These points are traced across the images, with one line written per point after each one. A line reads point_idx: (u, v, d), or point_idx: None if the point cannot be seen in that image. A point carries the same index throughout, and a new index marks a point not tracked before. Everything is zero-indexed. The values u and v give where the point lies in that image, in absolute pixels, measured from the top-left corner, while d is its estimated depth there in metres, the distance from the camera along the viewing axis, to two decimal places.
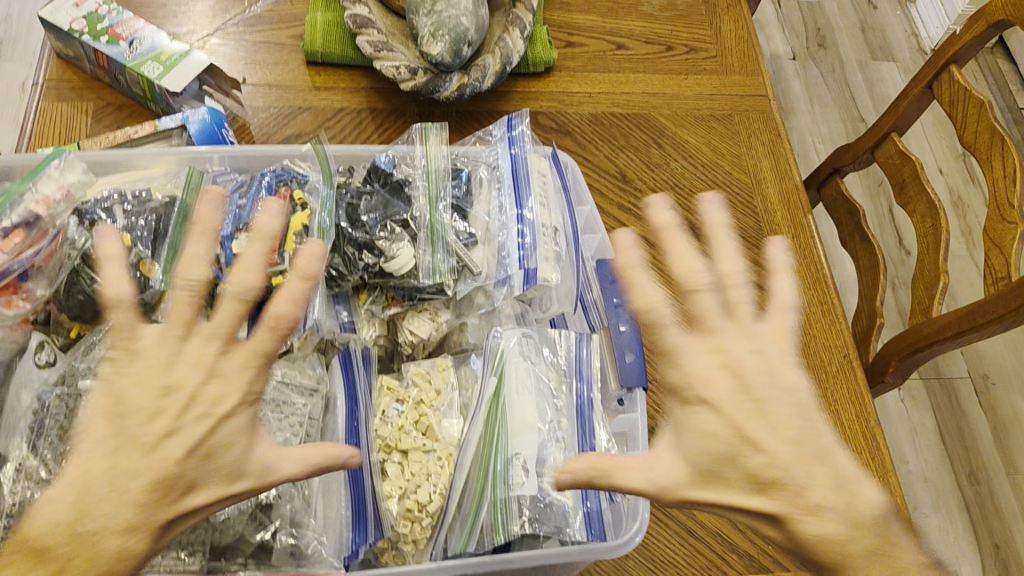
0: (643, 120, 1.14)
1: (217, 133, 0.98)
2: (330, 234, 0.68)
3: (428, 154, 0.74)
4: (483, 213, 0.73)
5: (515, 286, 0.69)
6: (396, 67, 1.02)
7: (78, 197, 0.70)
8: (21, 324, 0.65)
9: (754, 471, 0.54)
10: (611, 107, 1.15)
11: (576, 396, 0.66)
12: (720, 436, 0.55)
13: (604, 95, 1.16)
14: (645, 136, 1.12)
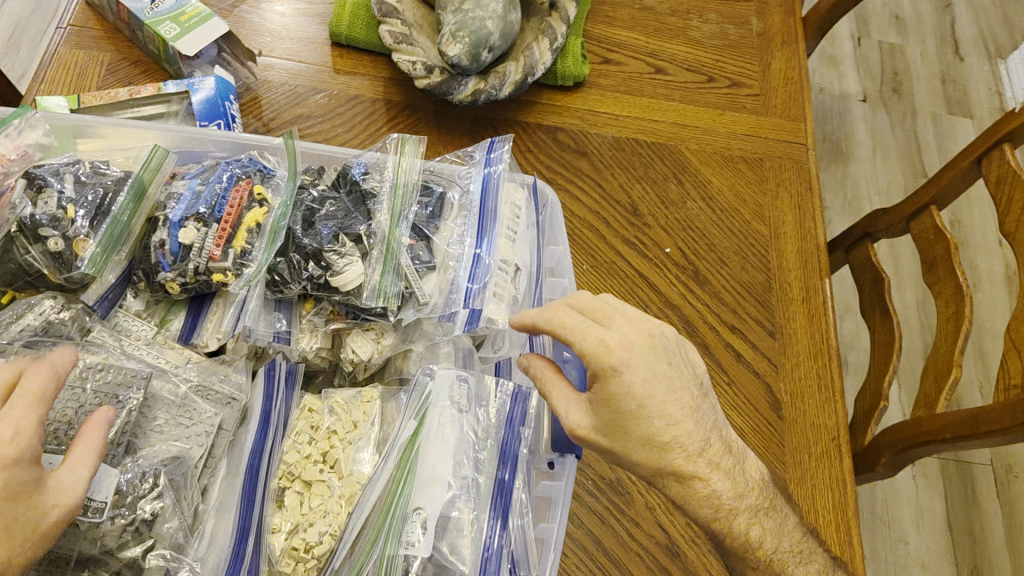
0: (667, 153, 1.09)
1: (219, 106, 0.95)
2: (280, 236, 0.66)
3: (398, 168, 0.70)
4: (447, 238, 0.69)
5: (457, 325, 0.65)
6: (412, 63, 0.98)
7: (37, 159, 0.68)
8: None
9: (654, 433, 0.62)
10: (635, 133, 1.10)
11: (499, 451, 0.64)
12: (629, 400, 0.61)
13: (631, 119, 1.10)
14: (666, 171, 1.07)
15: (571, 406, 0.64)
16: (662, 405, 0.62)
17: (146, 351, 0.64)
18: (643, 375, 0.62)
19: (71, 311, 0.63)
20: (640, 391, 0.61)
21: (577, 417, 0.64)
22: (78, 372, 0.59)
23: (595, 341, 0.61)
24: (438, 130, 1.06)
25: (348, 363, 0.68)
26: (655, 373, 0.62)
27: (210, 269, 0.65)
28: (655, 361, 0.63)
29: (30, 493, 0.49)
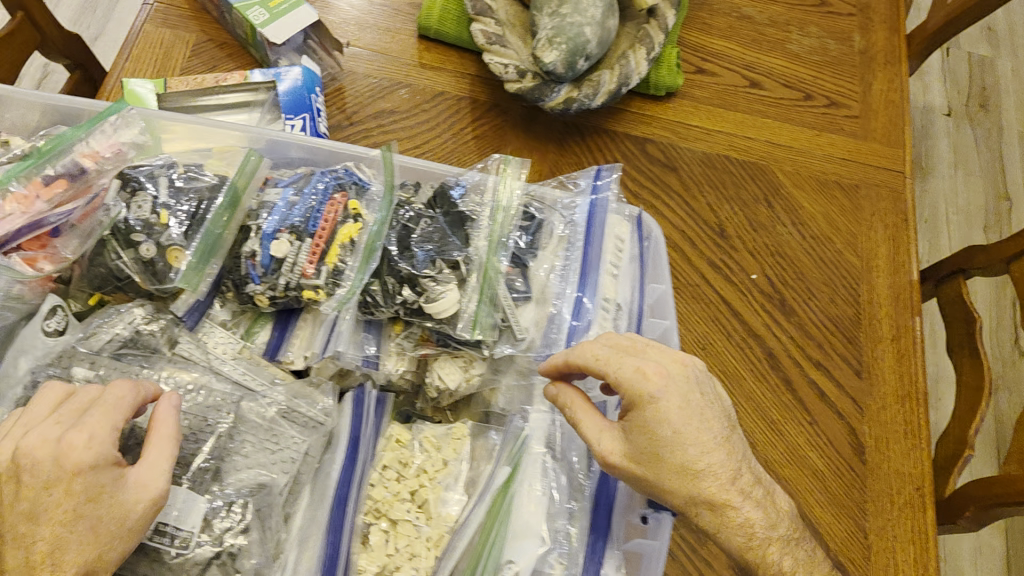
0: (758, 173, 1.05)
1: (305, 98, 0.92)
2: (376, 257, 0.64)
3: (500, 190, 0.67)
4: (545, 268, 0.67)
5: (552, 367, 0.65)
6: (505, 66, 0.94)
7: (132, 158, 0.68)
8: (42, 283, 0.62)
9: (688, 461, 0.60)
10: (727, 149, 1.06)
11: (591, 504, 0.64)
12: (667, 426, 0.60)
13: (723, 135, 1.07)
14: (757, 192, 1.04)
15: (603, 433, 0.62)
16: (696, 440, 0.60)
17: (233, 367, 0.63)
18: (680, 403, 0.60)
19: (159, 323, 0.63)
20: (676, 420, 0.60)
21: (608, 445, 0.62)
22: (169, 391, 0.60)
23: (629, 370, 0.60)
24: (527, 135, 1.03)
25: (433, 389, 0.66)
26: (690, 403, 0.61)
27: (301, 286, 0.63)
28: (689, 392, 0.61)
29: (111, 491, 0.53)
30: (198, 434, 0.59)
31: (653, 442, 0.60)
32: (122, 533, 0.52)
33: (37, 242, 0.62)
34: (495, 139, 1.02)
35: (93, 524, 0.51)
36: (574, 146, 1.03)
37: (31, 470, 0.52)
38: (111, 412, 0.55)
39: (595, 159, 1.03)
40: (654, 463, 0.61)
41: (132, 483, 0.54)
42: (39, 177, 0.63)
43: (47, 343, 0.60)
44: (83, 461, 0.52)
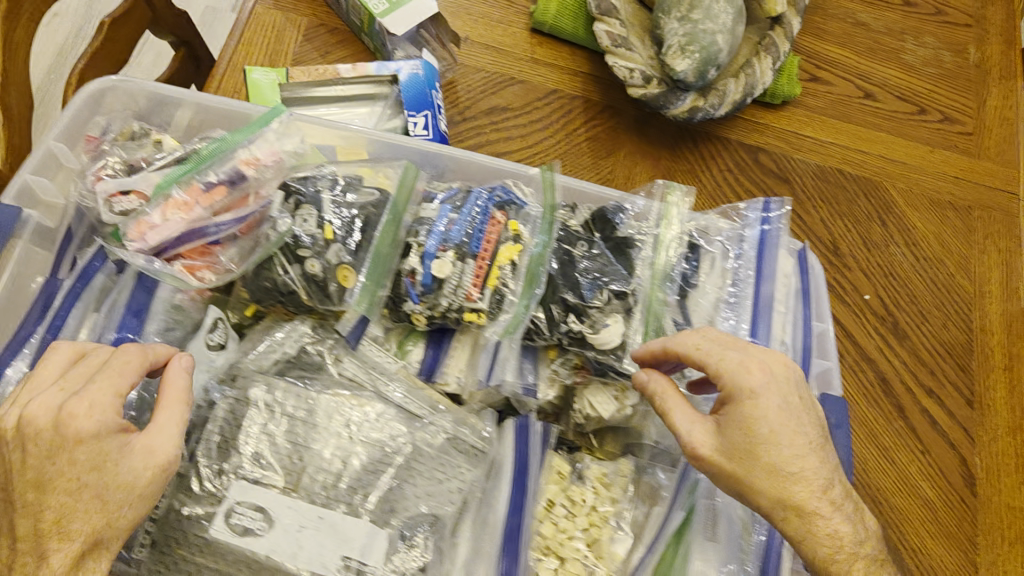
0: (872, 188, 1.02)
1: (426, 93, 0.89)
2: (540, 283, 0.62)
3: (665, 219, 0.65)
4: (709, 300, 0.64)
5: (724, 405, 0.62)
6: (630, 70, 0.92)
7: (292, 165, 0.65)
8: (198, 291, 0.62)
9: (778, 464, 0.53)
10: (841, 163, 1.03)
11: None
12: (765, 423, 0.54)
13: (837, 147, 1.04)
14: (870, 209, 1.01)
15: (693, 425, 0.56)
16: (791, 444, 0.54)
17: (396, 390, 0.60)
18: (779, 404, 0.55)
19: (323, 344, 0.60)
20: (777, 419, 0.54)
21: (697, 440, 0.56)
22: (346, 419, 0.56)
23: (733, 363, 0.56)
24: (641, 138, 1.01)
25: (581, 414, 0.65)
26: (789, 404, 0.55)
27: (463, 308, 0.61)
28: (789, 393, 0.56)
29: (113, 459, 0.48)
30: (376, 465, 0.55)
31: (747, 440, 0.54)
32: (126, 507, 0.48)
33: (196, 250, 0.62)
34: (608, 142, 1.00)
35: (99, 493, 0.47)
36: (687, 153, 1.01)
37: (34, 438, 0.47)
38: (115, 377, 0.50)
39: (708, 167, 1.01)
40: (746, 463, 0.54)
41: (138, 448, 0.48)
42: (198, 183, 0.62)
43: (212, 359, 0.59)
44: (87, 428, 0.47)
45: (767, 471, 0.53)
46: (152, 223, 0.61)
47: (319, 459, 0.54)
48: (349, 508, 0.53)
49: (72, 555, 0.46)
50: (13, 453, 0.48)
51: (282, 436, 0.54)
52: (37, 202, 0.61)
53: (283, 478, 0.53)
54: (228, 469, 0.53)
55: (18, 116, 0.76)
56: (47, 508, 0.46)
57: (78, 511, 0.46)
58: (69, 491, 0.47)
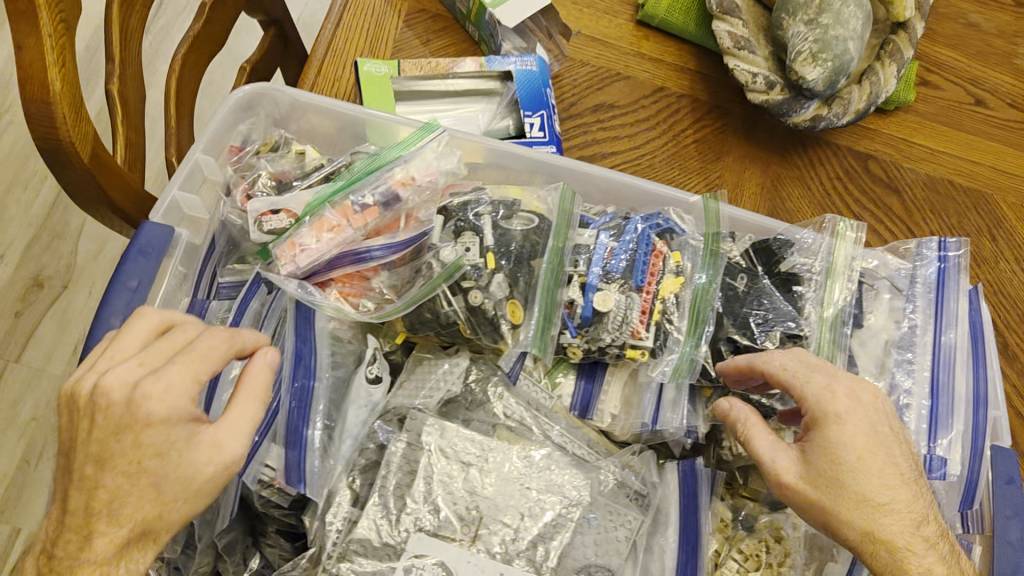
0: (983, 201, 0.98)
1: (541, 92, 0.84)
2: (708, 320, 0.60)
3: (834, 254, 0.62)
4: (879, 343, 0.60)
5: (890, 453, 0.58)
6: (752, 74, 0.89)
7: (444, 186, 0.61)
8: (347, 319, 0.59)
9: (867, 494, 0.48)
10: (951, 173, 0.98)
11: None
12: (851, 450, 0.48)
13: (946, 157, 0.99)
14: (980, 223, 0.96)
15: (778, 451, 0.50)
16: (879, 473, 0.48)
17: (556, 431, 0.57)
18: (867, 432, 0.49)
19: (484, 379, 0.58)
20: (861, 445, 0.48)
21: (783, 467, 0.50)
22: (519, 468, 0.53)
23: (817, 388, 0.51)
24: (748, 140, 0.96)
25: (728, 449, 0.60)
26: (879, 435, 0.49)
27: (627, 345, 0.58)
28: (880, 425, 0.50)
29: (178, 450, 0.41)
30: (559, 519, 0.52)
31: (824, 464, 0.48)
32: (182, 502, 0.41)
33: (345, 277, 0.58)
34: (716, 144, 0.95)
35: (156, 483, 0.40)
36: (796, 157, 0.96)
37: (101, 410, 0.40)
38: (201, 362, 0.43)
39: (817, 172, 0.96)
40: (824, 486, 0.48)
41: (206, 442, 0.42)
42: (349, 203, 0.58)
43: (371, 394, 0.56)
44: (160, 413, 0.40)
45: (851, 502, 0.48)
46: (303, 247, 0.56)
47: (497, 509, 0.52)
48: (530, 564, 0.51)
49: (118, 542, 0.40)
50: (79, 421, 0.41)
51: (459, 485, 0.52)
52: (183, 218, 0.58)
53: (463, 530, 0.51)
54: (407, 520, 0.50)
55: (133, 110, 0.71)
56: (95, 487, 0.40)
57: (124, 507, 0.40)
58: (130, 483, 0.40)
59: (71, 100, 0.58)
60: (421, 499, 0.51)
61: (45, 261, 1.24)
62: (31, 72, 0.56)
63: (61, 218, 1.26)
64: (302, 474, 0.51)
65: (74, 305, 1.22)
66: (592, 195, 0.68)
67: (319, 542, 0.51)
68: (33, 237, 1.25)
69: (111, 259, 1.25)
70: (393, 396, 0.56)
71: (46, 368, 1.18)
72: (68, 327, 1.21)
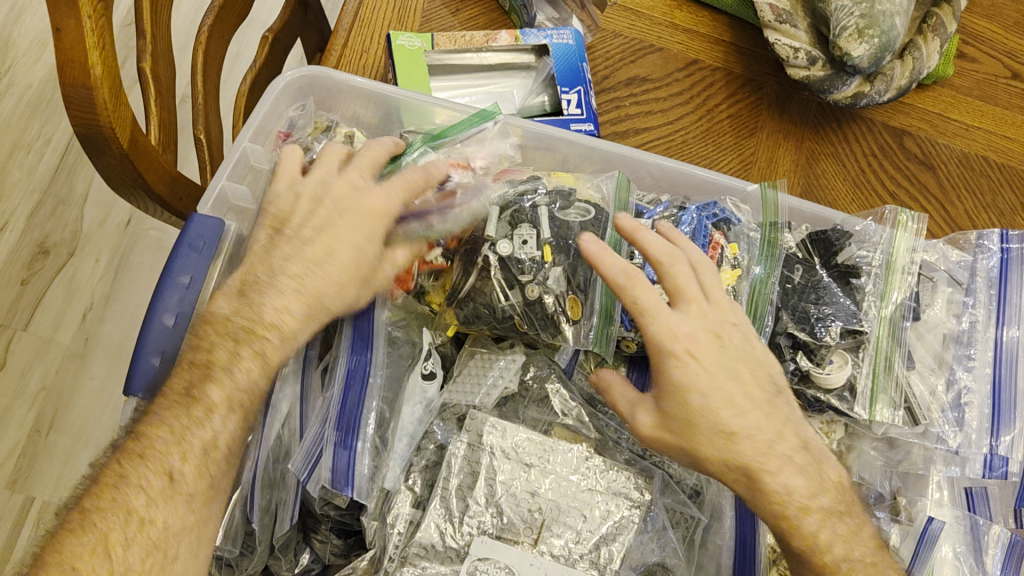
0: (1018, 179, 0.94)
1: (577, 66, 0.82)
2: (766, 312, 0.58)
3: (894, 246, 0.61)
4: (937, 337, 0.60)
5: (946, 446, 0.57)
6: (794, 49, 0.86)
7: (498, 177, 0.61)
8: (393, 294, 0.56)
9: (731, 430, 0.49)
10: (986, 150, 0.95)
11: None
12: (699, 394, 0.48)
13: (982, 133, 0.95)
14: (1015, 201, 0.93)
15: (638, 403, 0.51)
16: (728, 406, 0.49)
17: (613, 429, 0.57)
18: (712, 368, 0.49)
19: (540, 374, 0.58)
20: (706, 382, 0.49)
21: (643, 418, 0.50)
22: (576, 469, 0.52)
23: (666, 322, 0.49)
24: (781, 115, 0.93)
25: None
26: (725, 368, 0.50)
27: None
28: (727, 357, 0.50)
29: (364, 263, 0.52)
30: (620, 523, 0.51)
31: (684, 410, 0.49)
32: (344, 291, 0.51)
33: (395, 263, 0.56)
34: (751, 119, 0.93)
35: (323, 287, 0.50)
36: (830, 133, 0.93)
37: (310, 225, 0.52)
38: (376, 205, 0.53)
39: (852, 150, 0.93)
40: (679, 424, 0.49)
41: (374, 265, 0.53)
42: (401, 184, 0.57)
43: (426, 390, 0.56)
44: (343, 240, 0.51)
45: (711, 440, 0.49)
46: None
47: (559, 511, 0.51)
48: (593, 565, 0.50)
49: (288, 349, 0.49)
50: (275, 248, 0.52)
51: (519, 485, 0.51)
52: (230, 208, 0.58)
53: (526, 532, 0.50)
54: (470, 522, 0.49)
55: (165, 88, 0.68)
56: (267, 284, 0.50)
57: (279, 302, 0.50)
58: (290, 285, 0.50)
59: (111, 84, 0.56)
60: (482, 500, 0.50)
61: (50, 227, 1.17)
62: (71, 55, 0.53)
63: (67, 181, 1.19)
64: (350, 475, 0.49)
65: (80, 273, 1.16)
66: (645, 181, 0.66)
67: (379, 544, 0.51)
68: (37, 202, 1.18)
69: (121, 226, 1.19)
70: (449, 392, 0.55)
71: (54, 339, 1.12)
72: (74, 298, 1.15)
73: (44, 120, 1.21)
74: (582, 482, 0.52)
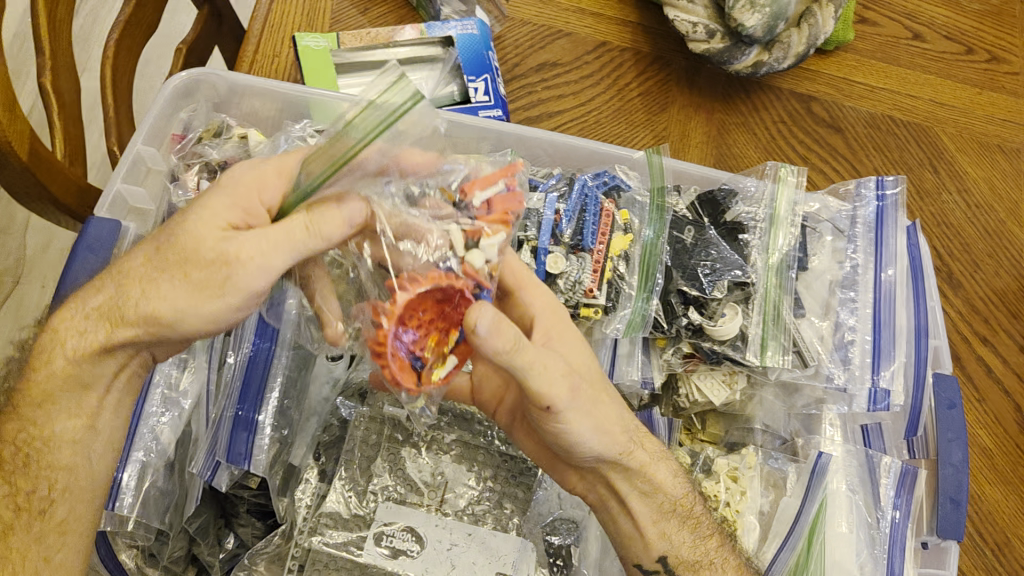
0: (924, 136, 0.95)
1: (483, 55, 0.84)
2: (657, 273, 0.61)
3: (776, 201, 0.63)
4: (824, 283, 0.62)
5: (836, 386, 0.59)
6: (693, 24, 0.89)
7: None
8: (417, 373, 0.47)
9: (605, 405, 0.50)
10: (891, 110, 0.96)
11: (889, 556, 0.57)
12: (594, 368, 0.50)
13: (887, 93, 0.97)
14: (922, 156, 0.94)
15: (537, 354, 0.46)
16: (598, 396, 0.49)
17: None
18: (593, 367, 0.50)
19: None
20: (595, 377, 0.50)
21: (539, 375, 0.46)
22: (475, 432, 0.55)
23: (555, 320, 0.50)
24: (691, 89, 0.95)
25: (684, 397, 0.63)
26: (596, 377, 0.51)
27: (581, 303, 0.60)
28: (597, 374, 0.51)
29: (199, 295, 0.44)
30: (522, 480, 0.54)
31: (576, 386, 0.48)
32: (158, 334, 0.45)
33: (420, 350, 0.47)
34: (660, 94, 0.95)
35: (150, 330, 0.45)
36: (740, 103, 0.95)
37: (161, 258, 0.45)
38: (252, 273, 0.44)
39: (760, 120, 0.95)
40: (575, 401, 0.47)
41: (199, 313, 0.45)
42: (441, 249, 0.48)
43: (332, 370, 0.58)
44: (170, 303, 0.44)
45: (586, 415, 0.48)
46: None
47: (462, 474, 0.53)
48: (497, 523, 0.52)
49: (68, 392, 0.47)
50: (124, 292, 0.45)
51: (421, 454, 0.53)
52: (129, 210, 0.60)
53: (429, 494, 0.52)
54: (375, 490, 0.52)
55: (71, 103, 0.70)
56: (112, 290, 0.45)
57: (140, 323, 0.45)
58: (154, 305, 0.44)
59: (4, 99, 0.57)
60: (385, 468, 0.52)
61: None
62: None
63: (7, 211, 1.20)
64: (249, 451, 0.51)
65: (28, 300, 1.17)
66: (539, 159, 0.69)
67: (290, 518, 0.53)
68: None
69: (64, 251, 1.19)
70: (353, 371, 0.58)
71: None
72: (24, 322, 1.16)
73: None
74: (481, 443, 0.54)
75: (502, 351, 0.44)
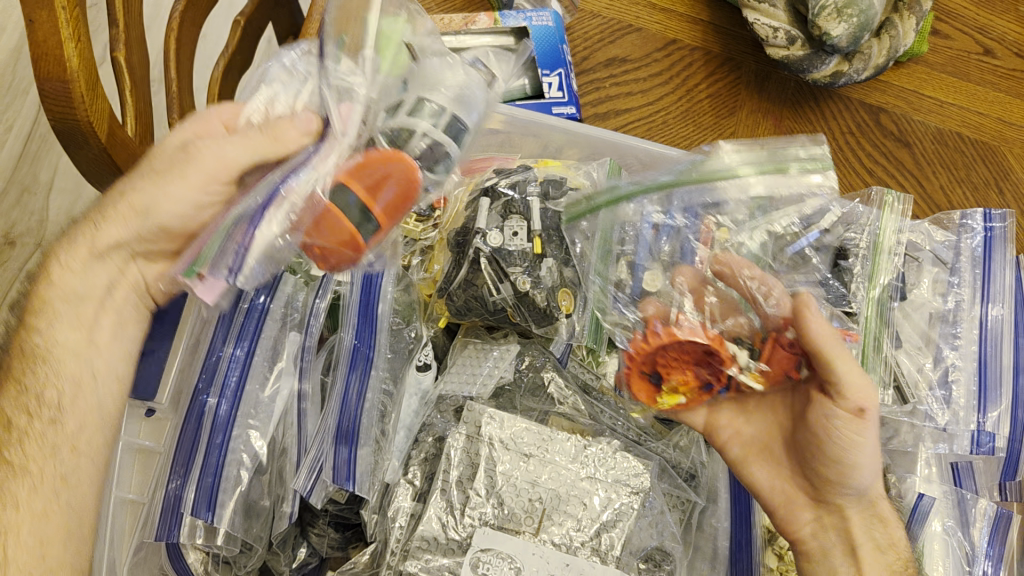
0: (989, 155, 0.90)
1: (559, 48, 0.81)
2: None
3: (881, 227, 0.61)
4: (925, 316, 0.61)
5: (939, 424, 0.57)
6: (773, 29, 0.83)
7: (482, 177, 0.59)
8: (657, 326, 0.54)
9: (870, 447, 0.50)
10: (958, 126, 0.90)
11: None
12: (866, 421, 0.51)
13: (956, 108, 0.91)
14: (987, 176, 0.89)
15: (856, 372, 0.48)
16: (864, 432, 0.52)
17: (605, 411, 0.57)
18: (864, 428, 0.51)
19: (530, 356, 0.58)
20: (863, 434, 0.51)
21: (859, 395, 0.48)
22: (575, 455, 0.53)
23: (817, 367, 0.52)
24: (758, 94, 0.90)
25: None
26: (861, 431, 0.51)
27: None
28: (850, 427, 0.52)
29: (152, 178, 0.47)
30: (620, 510, 0.52)
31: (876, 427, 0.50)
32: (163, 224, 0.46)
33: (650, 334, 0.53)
34: (728, 96, 0.90)
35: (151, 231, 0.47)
36: (808, 111, 0.90)
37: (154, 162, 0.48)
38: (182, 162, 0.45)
39: (830, 128, 0.89)
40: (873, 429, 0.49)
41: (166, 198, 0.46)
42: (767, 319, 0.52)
43: (421, 381, 0.56)
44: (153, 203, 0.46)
45: (874, 450, 0.50)
46: (274, 188, 0.39)
47: (561, 499, 0.51)
48: (595, 552, 0.50)
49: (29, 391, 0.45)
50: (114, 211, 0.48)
51: (517, 475, 0.51)
52: None
53: (527, 520, 0.50)
54: (473, 512, 0.50)
55: (141, 79, 0.66)
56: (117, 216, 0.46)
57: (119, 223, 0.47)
58: (120, 212, 0.47)
59: (89, 77, 0.52)
60: (481, 487, 0.50)
61: None
62: (45, 48, 0.50)
63: None
64: (351, 470, 0.49)
65: None
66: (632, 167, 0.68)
67: (381, 538, 0.51)
68: None
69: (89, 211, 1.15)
70: (443, 385, 0.56)
71: None
72: None
73: (28, 62, 1.08)
74: (581, 469, 0.52)
75: (820, 338, 0.47)
